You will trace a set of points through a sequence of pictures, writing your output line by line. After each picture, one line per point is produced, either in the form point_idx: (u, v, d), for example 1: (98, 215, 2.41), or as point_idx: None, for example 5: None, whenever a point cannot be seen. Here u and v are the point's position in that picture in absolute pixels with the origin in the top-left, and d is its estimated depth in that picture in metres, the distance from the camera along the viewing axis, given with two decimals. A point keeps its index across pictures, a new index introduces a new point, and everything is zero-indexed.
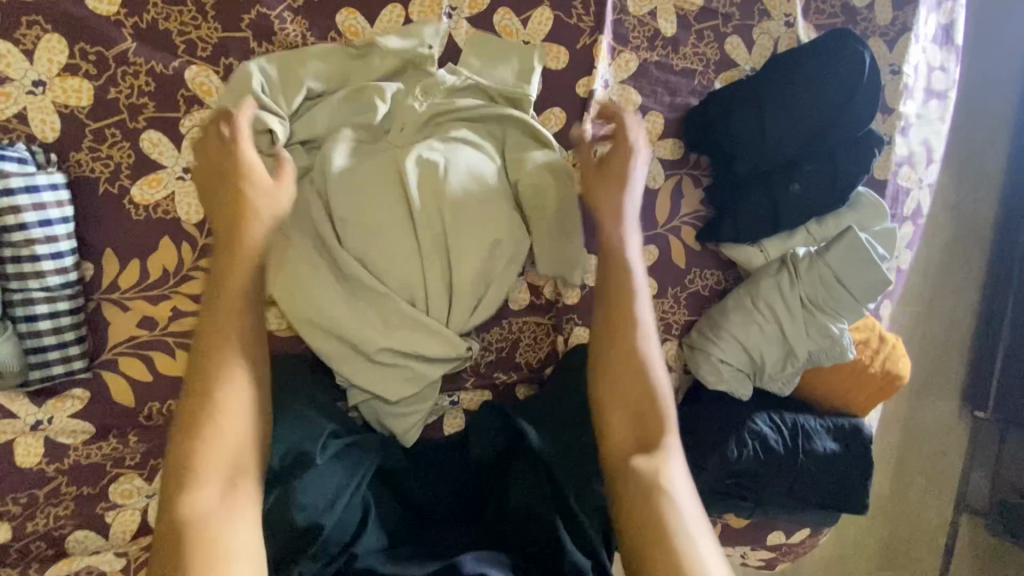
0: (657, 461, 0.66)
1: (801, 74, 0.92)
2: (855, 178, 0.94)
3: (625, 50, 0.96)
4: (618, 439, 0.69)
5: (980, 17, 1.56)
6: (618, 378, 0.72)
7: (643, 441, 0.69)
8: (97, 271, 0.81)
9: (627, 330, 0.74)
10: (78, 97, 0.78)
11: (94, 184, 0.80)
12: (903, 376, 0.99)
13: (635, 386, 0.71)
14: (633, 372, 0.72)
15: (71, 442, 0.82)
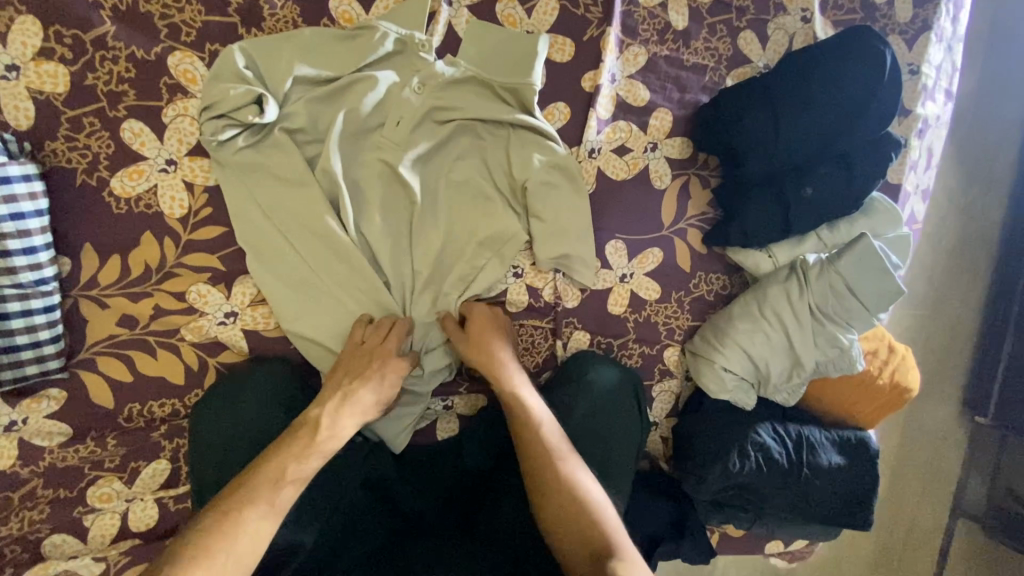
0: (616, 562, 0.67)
1: (818, 72, 0.88)
2: (870, 183, 0.89)
3: (633, 43, 0.92)
4: (558, 533, 0.72)
5: (996, 17, 1.52)
6: (548, 497, 0.74)
7: (579, 522, 0.71)
8: (74, 266, 0.78)
9: (540, 460, 0.76)
10: (53, 83, 0.74)
11: (71, 175, 0.76)
12: (911, 389, 0.96)
13: (569, 505, 0.73)
14: (562, 499, 0.73)
15: (47, 444, 0.79)
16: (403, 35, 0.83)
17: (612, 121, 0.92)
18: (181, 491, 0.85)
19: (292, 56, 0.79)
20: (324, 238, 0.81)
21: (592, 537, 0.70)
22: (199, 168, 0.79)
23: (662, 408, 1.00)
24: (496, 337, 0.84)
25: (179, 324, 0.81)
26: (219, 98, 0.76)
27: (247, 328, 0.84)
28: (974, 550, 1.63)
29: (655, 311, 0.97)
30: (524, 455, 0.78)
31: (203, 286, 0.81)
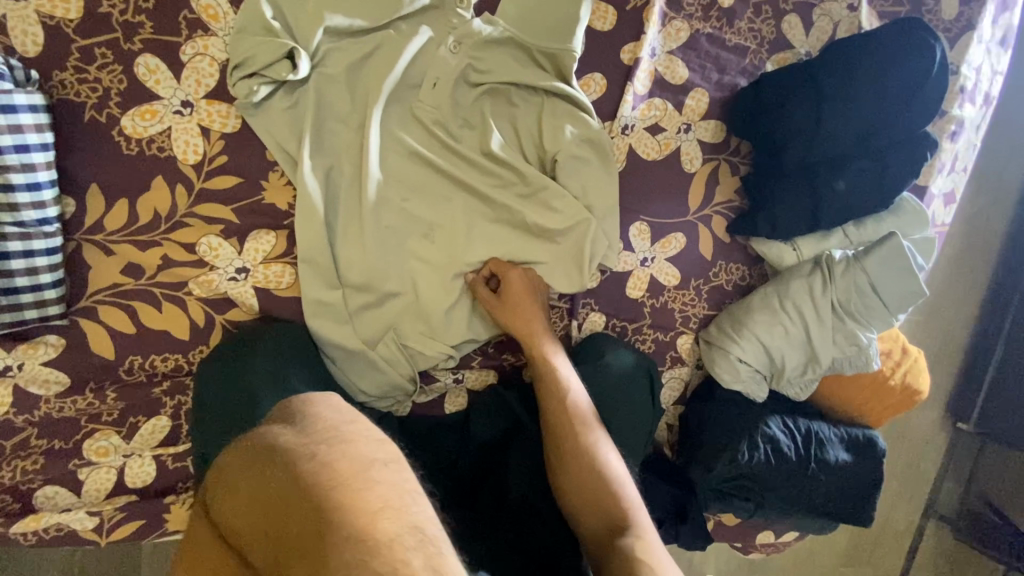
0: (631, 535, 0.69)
1: (863, 63, 0.85)
2: (903, 181, 0.88)
3: (676, 17, 0.88)
4: (573, 490, 0.76)
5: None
6: (573, 461, 0.77)
7: (599, 486, 0.75)
8: (79, 208, 0.73)
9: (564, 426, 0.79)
10: (65, 9, 0.69)
11: (79, 110, 0.71)
12: (920, 392, 0.97)
13: (593, 471, 0.76)
14: (584, 462, 0.76)
15: (43, 393, 0.76)
16: None
17: (648, 98, 0.89)
18: (181, 450, 0.82)
19: (323, 1, 0.74)
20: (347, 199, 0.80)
21: (606, 507, 0.74)
22: (217, 113, 0.75)
23: (671, 395, 0.99)
24: (533, 297, 0.85)
25: (186, 277, 0.78)
26: (250, 52, 0.72)
27: (258, 286, 0.80)
28: (943, 549, 1.68)
29: (673, 297, 0.96)
30: (552, 420, 0.80)
31: (215, 239, 0.77)
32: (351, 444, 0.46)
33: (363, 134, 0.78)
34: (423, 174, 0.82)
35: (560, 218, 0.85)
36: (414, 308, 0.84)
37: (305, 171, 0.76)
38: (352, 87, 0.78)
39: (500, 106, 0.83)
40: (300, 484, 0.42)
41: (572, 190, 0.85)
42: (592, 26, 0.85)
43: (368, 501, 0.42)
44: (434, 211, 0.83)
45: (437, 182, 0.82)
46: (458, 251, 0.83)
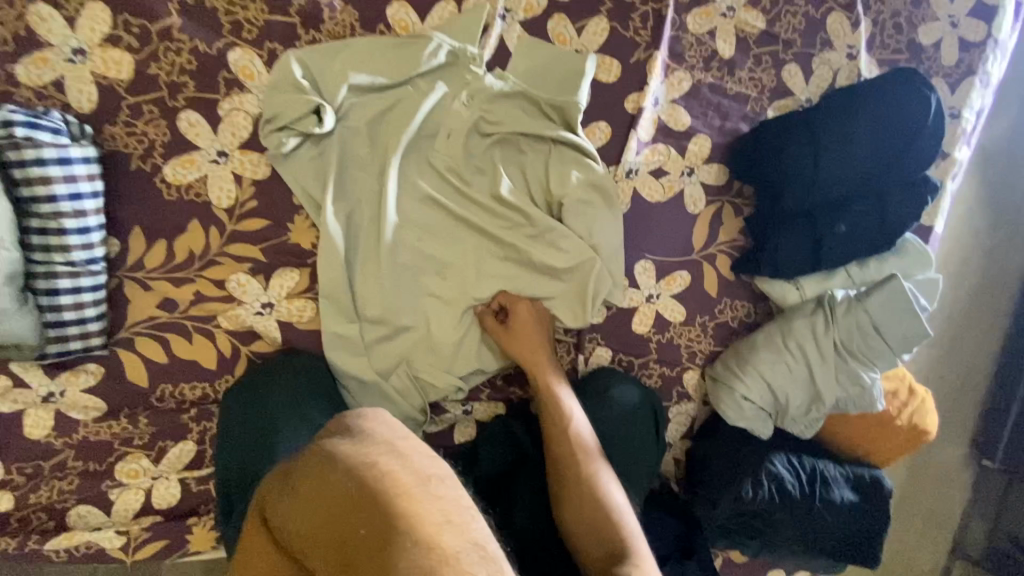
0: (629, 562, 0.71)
1: (861, 112, 0.88)
2: (904, 223, 0.90)
3: (679, 69, 0.93)
4: (573, 518, 0.78)
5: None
6: (574, 490, 0.80)
7: (600, 515, 0.77)
8: (122, 248, 0.80)
9: (566, 457, 0.82)
10: (118, 71, 0.77)
11: (126, 160, 0.79)
12: (928, 432, 0.97)
13: (593, 501, 0.79)
14: (586, 491, 0.79)
15: (82, 418, 0.82)
16: (455, 47, 0.84)
17: (652, 144, 0.93)
18: (204, 474, 0.87)
19: (348, 62, 0.81)
20: (365, 239, 0.85)
21: (606, 535, 0.76)
22: (249, 162, 0.82)
23: (678, 429, 1.01)
24: (538, 331, 0.89)
25: (216, 311, 0.83)
26: (281, 109, 0.79)
27: (281, 320, 0.86)
28: None
29: (678, 333, 0.98)
30: (555, 450, 0.83)
31: (243, 276, 0.83)
32: (406, 457, 0.49)
33: (382, 179, 0.84)
34: (437, 216, 0.87)
35: (566, 258, 0.89)
36: (427, 342, 0.88)
37: (327, 214, 0.82)
38: (373, 137, 0.84)
39: (510, 154, 0.89)
40: (363, 490, 0.45)
41: (577, 232, 0.89)
42: (598, 78, 0.90)
43: (430, 514, 0.45)
44: (447, 251, 0.87)
45: (450, 223, 0.87)
46: (469, 287, 0.88)
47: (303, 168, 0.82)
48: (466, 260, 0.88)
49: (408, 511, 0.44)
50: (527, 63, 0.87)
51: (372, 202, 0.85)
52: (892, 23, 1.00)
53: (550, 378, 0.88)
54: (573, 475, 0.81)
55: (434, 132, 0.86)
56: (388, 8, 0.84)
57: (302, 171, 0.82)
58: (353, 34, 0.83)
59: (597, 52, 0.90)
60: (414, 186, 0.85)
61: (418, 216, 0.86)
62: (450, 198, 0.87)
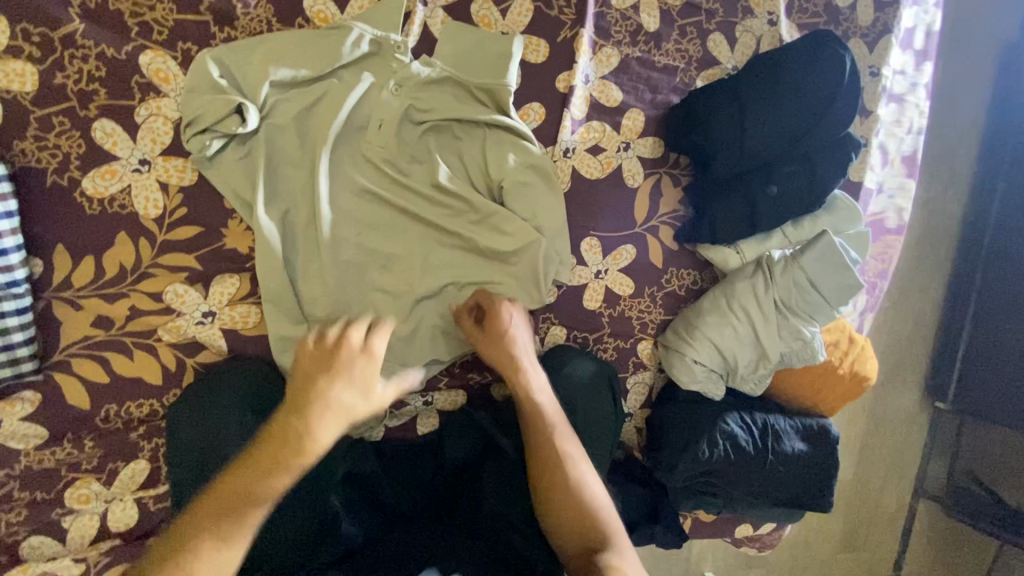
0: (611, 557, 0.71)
1: (781, 76, 0.91)
2: (832, 181, 0.94)
3: (606, 45, 0.94)
4: (562, 523, 0.75)
5: (963, 13, 1.53)
6: (560, 492, 0.76)
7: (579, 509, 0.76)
8: (47, 267, 0.77)
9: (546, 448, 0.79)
10: (21, 82, 0.73)
11: (41, 175, 0.75)
12: (869, 377, 1.02)
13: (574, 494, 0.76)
14: (566, 484, 0.77)
15: (23, 447, 0.79)
16: (378, 36, 0.83)
17: (586, 121, 0.94)
18: (162, 490, 0.86)
19: (267, 58, 0.79)
20: (303, 238, 0.84)
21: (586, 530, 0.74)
22: (174, 168, 0.79)
23: (637, 400, 1.03)
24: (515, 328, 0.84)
25: (155, 325, 0.81)
26: (200, 110, 0.76)
27: (225, 327, 0.84)
28: (931, 527, 1.70)
29: (628, 306, 1.00)
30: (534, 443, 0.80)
31: (180, 286, 0.81)
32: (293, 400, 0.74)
33: (315, 175, 0.83)
34: (375, 207, 0.86)
35: (509, 242, 0.89)
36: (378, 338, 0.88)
37: (261, 214, 0.80)
38: (302, 134, 0.83)
39: (444, 142, 0.88)
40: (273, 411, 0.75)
41: (516, 214, 0.89)
42: (525, 59, 0.91)
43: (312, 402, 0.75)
44: (388, 243, 0.87)
45: (389, 214, 0.87)
46: (415, 277, 0.87)
47: (232, 170, 0.80)
48: (410, 250, 0.87)
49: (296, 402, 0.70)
50: (452, 47, 0.86)
51: (308, 200, 0.83)
52: None
53: (529, 379, 0.81)
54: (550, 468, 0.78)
55: (365, 124, 0.85)
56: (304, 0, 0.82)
57: (231, 174, 0.80)
58: (270, 29, 0.81)
59: (522, 32, 0.90)
60: (350, 179, 0.84)
61: (355, 209, 0.85)
62: (387, 187, 0.86)
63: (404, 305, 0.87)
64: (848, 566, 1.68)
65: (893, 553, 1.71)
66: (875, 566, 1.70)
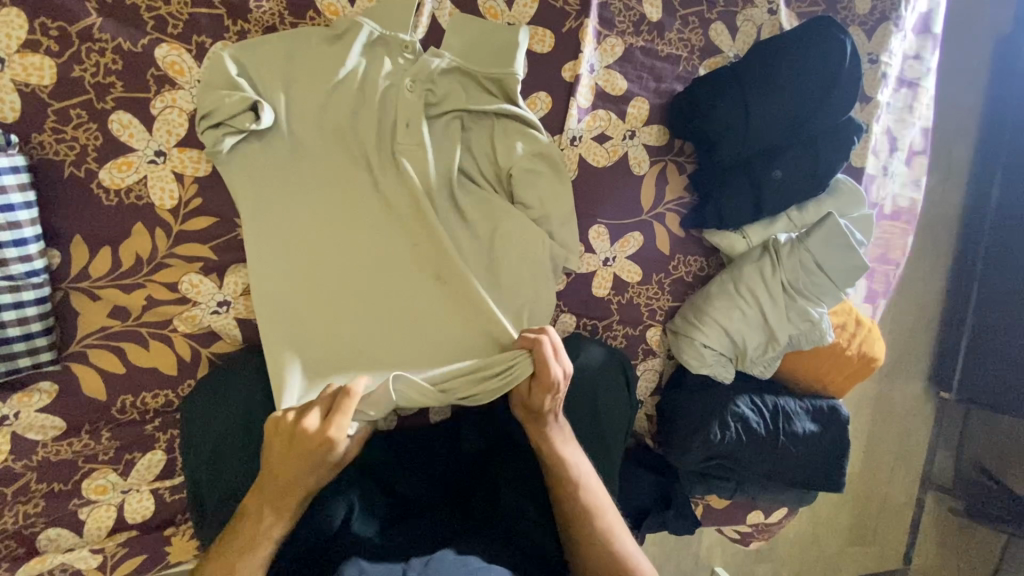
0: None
1: (783, 61, 0.93)
2: (835, 165, 0.95)
3: (610, 34, 0.96)
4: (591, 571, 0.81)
5: (958, 4, 1.55)
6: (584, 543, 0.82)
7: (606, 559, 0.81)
8: (64, 258, 0.78)
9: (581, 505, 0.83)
10: (39, 76, 0.74)
11: (59, 167, 0.76)
12: (877, 358, 1.03)
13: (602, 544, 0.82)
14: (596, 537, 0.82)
15: (40, 438, 0.79)
16: (387, 34, 0.85)
17: (592, 110, 0.95)
18: (178, 481, 0.86)
19: (280, 51, 0.81)
20: (312, 206, 0.83)
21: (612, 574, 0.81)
22: (189, 159, 0.80)
23: (647, 386, 1.04)
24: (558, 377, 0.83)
25: (171, 315, 0.82)
26: (214, 104, 0.77)
27: (240, 317, 0.85)
28: (940, 517, 1.70)
29: (637, 293, 1.01)
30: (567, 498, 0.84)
31: (196, 276, 0.82)
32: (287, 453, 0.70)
33: (326, 149, 0.84)
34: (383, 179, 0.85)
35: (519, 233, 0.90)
36: (385, 339, 0.85)
37: (273, 185, 0.82)
38: (310, 118, 0.83)
39: (451, 134, 0.88)
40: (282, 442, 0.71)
41: (524, 209, 0.91)
42: (532, 49, 0.92)
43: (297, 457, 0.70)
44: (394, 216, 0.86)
45: (397, 187, 0.85)
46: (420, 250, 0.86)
47: (244, 160, 0.81)
48: (417, 225, 0.86)
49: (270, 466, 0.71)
50: (460, 37, 0.88)
51: (319, 173, 0.83)
52: None
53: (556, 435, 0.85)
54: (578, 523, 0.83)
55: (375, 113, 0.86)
56: None
57: (242, 163, 0.81)
58: (282, 22, 0.83)
59: (528, 23, 0.92)
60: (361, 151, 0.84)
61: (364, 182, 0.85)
62: (396, 161, 0.86)
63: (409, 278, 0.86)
64: (858, 558, 1.68)
65: (901, 544, 1.71)
66: (885, 557, 1.70)
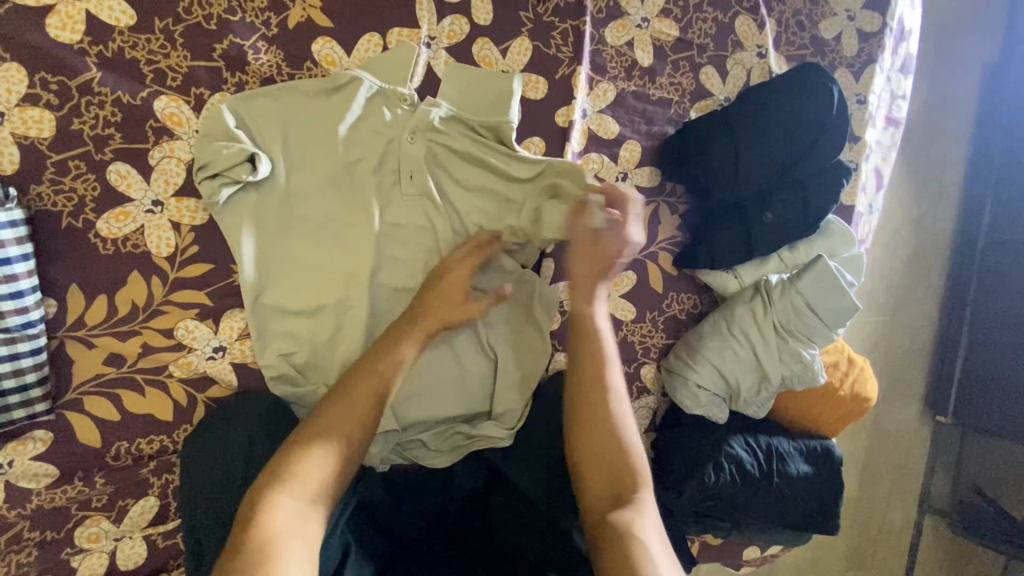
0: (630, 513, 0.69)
1: (773, 106, 0.95)
2: (825, 206, 0.97)
3: (602, 80, 0.97)
4: (596, 489, 0.73)
5: (943, 38, 1.58)
6: (598, 461, 0.75)
7: (607, 461, 0.75)
8: (61, 307, 0.78)
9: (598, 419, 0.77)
10: (39, 129, 0.75)
11: (57, 218, 0.77)
12: (869, 397, 1.05)
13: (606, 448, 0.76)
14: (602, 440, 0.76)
15: (34, 486, 0.79)
16: (381, 84, 0.85)
17: (585, 153, 0.97)
18: (172, 526, 0.86)
19: (277, 103, 0.82)
20: (305, 252, 0.84)
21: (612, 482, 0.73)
22: (186, 209, 0.81)
23: (641, 424, 1.04)
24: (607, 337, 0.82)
25: (167, 361, 0.83)
26: (212, 156, 0.78)
27: (236, 361, 0.86)
28: (938, 542, 1.69)
29: (631, 331, 1.01)
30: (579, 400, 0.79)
31: (191, 322, 0.83)
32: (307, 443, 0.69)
33: (322, 196, 0.84)
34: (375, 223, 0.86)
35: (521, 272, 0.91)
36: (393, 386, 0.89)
37: (267, 231, 0.83)
38: (305, 164, 0.83)
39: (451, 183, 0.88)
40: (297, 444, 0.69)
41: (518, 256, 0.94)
42: (525, 95, 0.94)
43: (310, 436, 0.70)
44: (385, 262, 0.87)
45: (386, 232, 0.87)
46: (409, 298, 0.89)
47: (241, 208, 0.81)
48: (410, 272, 0.89)
49: (281, 468, 0.66)
50: (455, 84, 0.89)
51: (314, 219, 0.84)
52: (794, 21, 1.07)
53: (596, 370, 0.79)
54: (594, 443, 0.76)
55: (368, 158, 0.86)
56: (313, 44, 0.85)
57: (239, 212, 0.81)
58: (280, 73, 0.84)
59: (522, 70, 0.93)
60: (356, 199, 0.85)
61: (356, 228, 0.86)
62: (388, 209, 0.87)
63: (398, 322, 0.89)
64: None
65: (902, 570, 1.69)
66: None
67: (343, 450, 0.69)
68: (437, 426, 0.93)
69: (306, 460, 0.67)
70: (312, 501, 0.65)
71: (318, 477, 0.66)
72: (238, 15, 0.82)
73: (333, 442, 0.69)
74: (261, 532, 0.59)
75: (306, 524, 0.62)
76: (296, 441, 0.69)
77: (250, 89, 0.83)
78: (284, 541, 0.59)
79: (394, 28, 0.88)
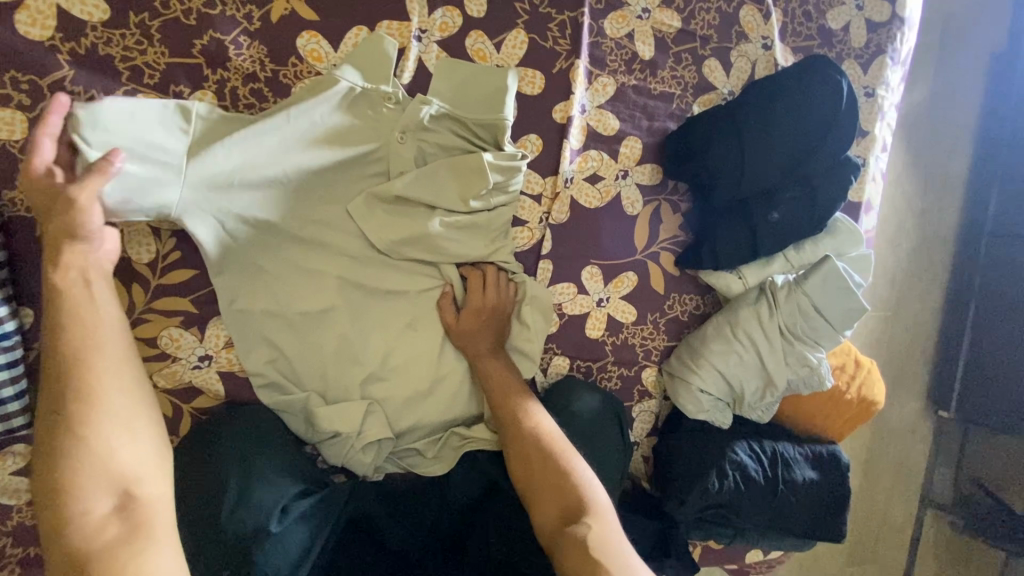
0: (584, 526, 0.69)
1: (779, 100, 0.91)
2: (830, 207, 0.94)
3: (602, 74, 0.94)
4: (545, 515, 0.73)
5: (952, 24, 1.53)
6: (555, 489, 0.74)
7: (552, 479, 0.75)
8: (37, 317, 0.75)
9: (530, 448, 0.78)
10: (10, 130, 0.71)
11: (31, 224, 0.73)
12: (875, 401, 1.03)
13: (545, 468, 0.76)
14: (541, 462, 0.76)
15: (14, 502, 0.76)
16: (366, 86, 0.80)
17: (584, 151, 0.93)
18: None
19: None
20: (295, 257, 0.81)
21: (564, 497, 0.73)
22: None
23: (643, 428, 1.01)
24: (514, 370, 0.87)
25: (151, 371, 0.79)
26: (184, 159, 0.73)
27: (222, 370, 0.82)
28: (939, 538, 1.67)
29: (631, 333, 0.99)
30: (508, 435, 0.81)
31: (176, 330, 0.80)
32: (74, 429, 0.58)
33: (310, 199, 0.81)
34: (365, 227, 0.83)
35: (498, 283, 0.88)
36: (385, 396, 0.86)
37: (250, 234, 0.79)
38: None
39: (437, 181, 0.83)
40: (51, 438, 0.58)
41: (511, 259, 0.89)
42: (521, 90, 0.90)
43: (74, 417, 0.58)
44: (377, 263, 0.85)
45: (374, 236, 0.83)
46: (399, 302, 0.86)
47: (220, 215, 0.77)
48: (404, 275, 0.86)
49: (65, 473, 0.56)
50: (446, 78, 0.85)
51: (303, 223, 0.81)
52: (801, 10, 1.03)
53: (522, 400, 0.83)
54: (531, 467, 0.77)
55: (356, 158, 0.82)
56: (298, 39, 0.81)
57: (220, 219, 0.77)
58: (264, 69, 0.80)
59: (518, 64, 0.89)
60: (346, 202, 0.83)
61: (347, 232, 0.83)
62: (378, 213, 0.83)
63: (392, 329, 0.86)
64: None
65: (904, 566, 1.66)
66: None
67: (123, 405, 0.61)
68: (432, 434, 0.91)
69: (88, 448, 0.57)
70: (129, 483, 0.58)
71: (120, 468, 0.58)
72: (219, 8, 0.78)
73: (89, 415, 0.58)
74: (88, 548, 0.54)
75: (137, 508, 0.57)
76: (54, 428, 0.57)
77: (233, 86, 0.79)
78: (129, 538, 0.55)
79: (383, 21, 0.84)
